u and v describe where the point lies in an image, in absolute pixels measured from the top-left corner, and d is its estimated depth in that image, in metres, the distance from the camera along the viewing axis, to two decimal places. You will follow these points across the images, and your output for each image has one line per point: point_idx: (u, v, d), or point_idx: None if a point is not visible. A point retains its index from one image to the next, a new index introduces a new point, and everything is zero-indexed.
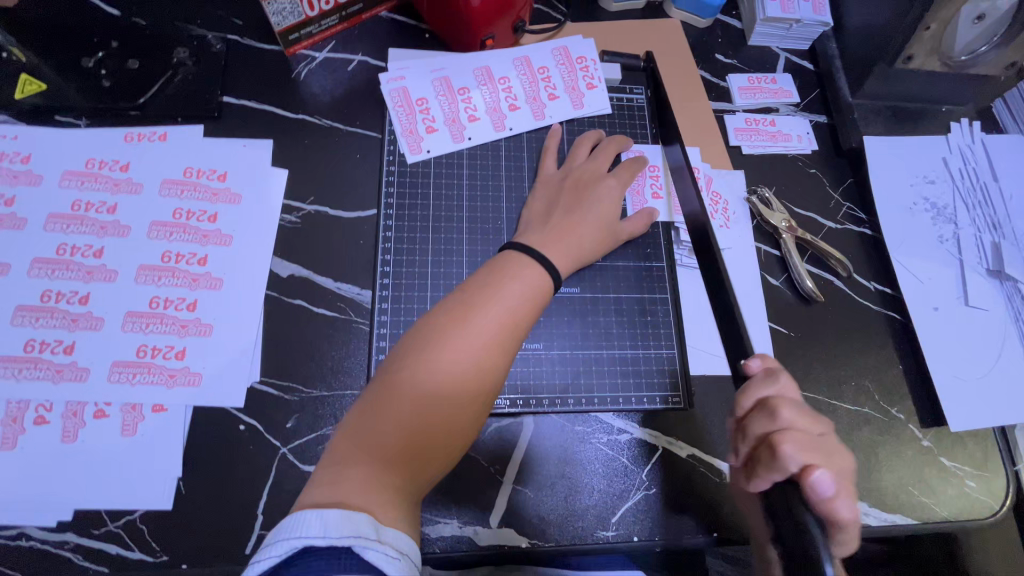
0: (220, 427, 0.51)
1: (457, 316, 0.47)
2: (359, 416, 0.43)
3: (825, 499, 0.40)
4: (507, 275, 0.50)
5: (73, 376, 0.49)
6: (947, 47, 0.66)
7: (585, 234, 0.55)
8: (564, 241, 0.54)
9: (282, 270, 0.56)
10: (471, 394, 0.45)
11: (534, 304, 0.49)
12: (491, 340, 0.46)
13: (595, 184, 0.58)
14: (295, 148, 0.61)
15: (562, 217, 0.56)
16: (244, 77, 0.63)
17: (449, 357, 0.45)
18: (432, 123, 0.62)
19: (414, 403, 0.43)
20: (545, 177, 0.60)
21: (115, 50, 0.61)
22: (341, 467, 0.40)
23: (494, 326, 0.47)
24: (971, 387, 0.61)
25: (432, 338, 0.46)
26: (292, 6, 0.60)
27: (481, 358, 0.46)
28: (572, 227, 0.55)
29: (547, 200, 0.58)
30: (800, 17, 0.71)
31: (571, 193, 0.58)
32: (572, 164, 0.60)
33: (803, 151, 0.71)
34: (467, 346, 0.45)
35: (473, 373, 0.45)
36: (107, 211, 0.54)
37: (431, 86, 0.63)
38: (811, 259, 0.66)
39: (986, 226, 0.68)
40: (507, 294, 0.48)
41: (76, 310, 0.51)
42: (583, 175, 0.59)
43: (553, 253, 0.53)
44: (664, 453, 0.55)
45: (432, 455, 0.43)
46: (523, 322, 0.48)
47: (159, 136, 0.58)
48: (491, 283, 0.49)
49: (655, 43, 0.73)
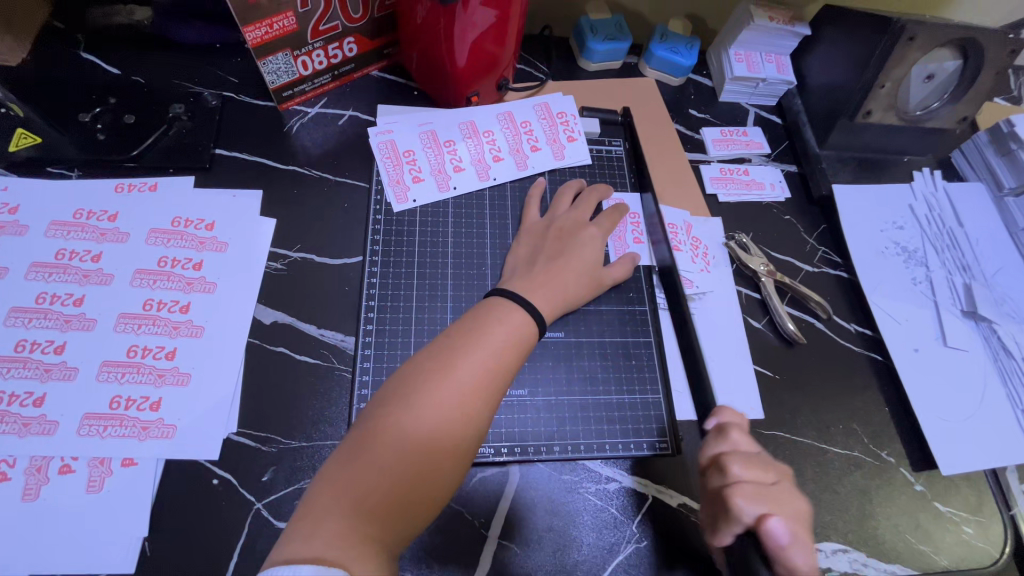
0: (192, 482, 0.48)
1: (444, 360, 0.47)
2: (339, 461, 0.42)
3: (778, 545, 0.42)
4: (494, 319, 0.50)
5: (41, 430, 0.47)
6: (901, 102, 0.72)
7: (571, 279, 0.56)
8: (551, 285, 0.55)
9: (265, 317, 0.56)
10: (456, 439, 0.44)
11: (520, 348, 0.49)
12: (477, 383, 0.46)
13: (577, 230, 0.60)
14: (284, 199, 0.63)
15: (545, 264, 0.57)
16: (237, 131, 0.65)
17: (435, 401, 0.44)
18: (418, 172, 0.64)
19: (397, 449, 0.42)
20: (529, 225, 0.62)
21: (113, 106, 0.63)
22: (317, 519, 0.38)
23: (480, 370, 0.46)
24: (958, 429, 0.61)
25: (419, 380, 0.45)
26: (286, 66, 0.63)
27: (467, 403, 0.45)
28: (557, 272, 0.56)
29: (531, 248, 0.59)
30: (765, 77, 0.77)
31: (554, 241, 0.59)
32: (555, 213, 0.62)
33: (776, 199, 0.74)
34: (454, 390, 0.45)
35: (459, 418, 0.44)
36: (91, 259, 0.54)
37: (417, 139, 0.66)
38: (791, 301, 0.67)
39: (956, 268, 0.70)
40: (494, 337, 0.49)
41: (51, 360, 0.50)
42: (566, 223, 0.61)
43: (538, 298, 0.54)
44: (654, 503, 0.53)
45: (413, 504, 0.41)
46: (508, 365, 0.48)
47: (149, 186, 0.59)
48: (478, 325, 0.49)
49: (631, 99, 0.77)
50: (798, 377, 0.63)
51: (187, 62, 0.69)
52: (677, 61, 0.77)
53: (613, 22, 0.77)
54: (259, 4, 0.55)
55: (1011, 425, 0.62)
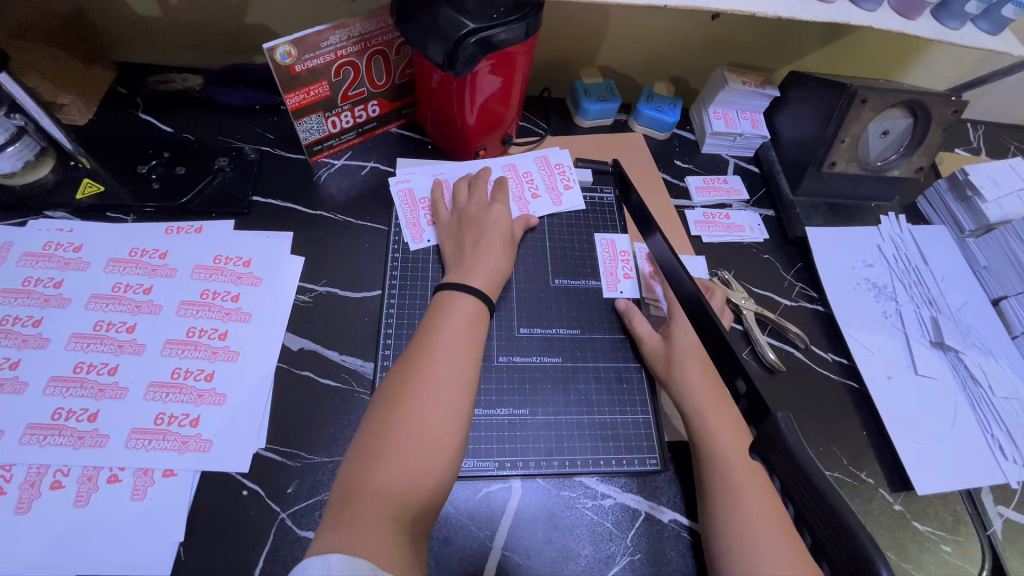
0: (224, 491, 0.53)
1: (416, 361, 0.53)
2: (351, 472, 0.46)
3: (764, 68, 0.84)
4: (450, 313, 0.57)
5: (92, 443, 0.53)
6: (861, 153, 0.80)
7: (495, 254, 0.64)
8: (483, 267, 0.63)
9: (293, 343, 0.63)
10: (445, 419, 0.50)
11: (476, 330, 0.57)
12: (449, 370, 0.52)
13: (477, 215, 0.68)
14: (312, 239, 0.70)
15: (468, 250, 0.64)
16: (272, 180, 0.74)
17: (418, 396, 0.50)
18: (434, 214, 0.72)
19: (399, 441, 0.47)
20: (444, 220, 0.69)
21: (166, 159, 0.72)
22: (348, 521, 0.43)
23: (449, 359, 0.53)
24: (932, 451, 0.65)
25: (399, 385, 0.51)
26: (318, 126, 0.72)
27: (447, 388, 0.51)
28: (475, 254, 0.64)
29: (453, 240, 0.67)
30: (741, 132, 0.86)
31: (467, 227, 0.67)
32: (458, 204, 0.70)
33: (756, 240, 0.81)
34: (434, 382, 0.51)
35: (440, 399, 0.50)
36: (143, 291, 0.62)
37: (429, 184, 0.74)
38: (771, 332, 0.73)
39: (923, 303, 0.76)
40: (453, 329, 0.56)
41: (104, 380, 0.56)
42: (474, 208, 0.69)
43: (473, 280, 0.61)
44: (646, 518, 0.57)
45: (430, 484, 0.47)
46: (473, 348, 0.55)
47: (195, 228, 0.67)
48: (435, 324, 0.56)
49: (622, 151, 0.86)
50: (693, 398, 0.60)
51: (230, 122, 0.79)
52: (662, 119, 0.86)
53: (604, 85, 0.87)
54: (300, 75, 0.65)
55: (983, 449, 0.66)
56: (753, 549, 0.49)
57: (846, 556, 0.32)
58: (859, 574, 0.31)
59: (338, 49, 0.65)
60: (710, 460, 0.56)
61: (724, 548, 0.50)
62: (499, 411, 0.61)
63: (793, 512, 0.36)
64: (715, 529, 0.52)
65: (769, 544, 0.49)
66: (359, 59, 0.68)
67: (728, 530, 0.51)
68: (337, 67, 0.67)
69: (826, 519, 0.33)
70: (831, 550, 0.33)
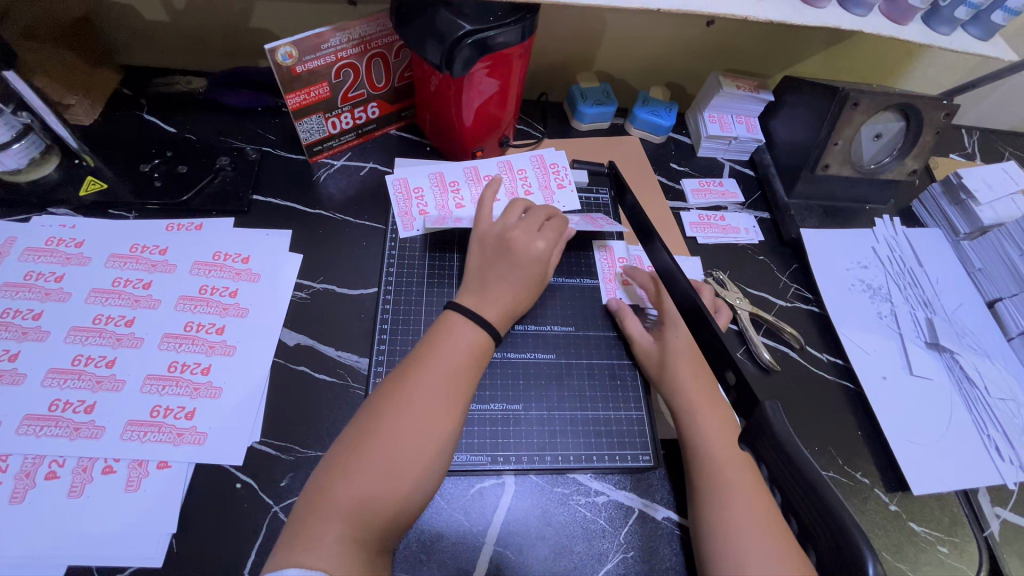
0: (218, 484, 0.54)
1: (404, 378, 0.52)
2: (322, 482, 0.47)
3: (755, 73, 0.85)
4: (451, 333, 0.56)
5: (88, 434, 0.53)
6: (855, 156, 0.81)
7: (517, 289, 0.62)
8: (500, 297, 0.60)
9: (290, 339, 0.63)
10: (422, 450, 0.49)
11: (476, 359, 0.55)
12: (436, 400, 0.51)
13: (520, 239, 0.63)
14: (311, 237, 0.71)
15: (495, 278, 0.61)
16: (273, 179, 0.75)
17: (400, 421, 0.49)
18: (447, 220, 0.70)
19: (374, 457, 0.47)
20: (484, 235, 0.65)
21: (168, 158, 0.73)
22: (308, 535, 0.43)
23: (439, 387, 0.52)
24: (927, 450, 0.65)
25: (383, 404, 0.50)
26: (319, 126, 0.74)
27: (430, 420, 0.50)
28: (496, 285, 0.61)
29: (480, 259, 0.63)
30: (736, 135, 0.87)
31: (501, 251, 0.63)
32: (507, 221, 0.65)
33: (751, 242, 0.82)
34: (419, 410, 0.50)
35: (423, 429, 0.49)
36: (142, 286, 0.62)
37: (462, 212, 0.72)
38: (766, 332, 0.73)
39: (918, 304, 0.76)
40: (449, 355, 0.54)
41: (102, 373, 0.56)
42: (517, 233, 0.63)
43: (487, 311, 0.59)
44: (639, 515, 0.57)
45: (390, 515, 0.46)
46: (468, 375, 0.54)
47: (196, 225, 0.68)
48: (432, 346, 0.55)
49: (618, 154, 0.87)
50: (681, 398, 0.60)
51: (233, 122, 0.80)
52: (659, 122, 0.87)
53: (601, 90, 0.89)
54: (300, 76, 0.66)
55: (979, 450, 0.66)
56: (740, 549, 0.48)
57: (832, 542, 0.33)
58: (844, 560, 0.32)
59: (338, 51, 0.67)
60: (701, 460, 0.56)
61: (712, 547, 0.50)
62: (493, 406, 0.61)
63: (781, 500, 0.36)
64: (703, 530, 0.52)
65: (756, 545, 0.48)
66: (359, 61, 0.70)
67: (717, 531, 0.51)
68: (337, 69, 0.69)
69: (813, 506, 0.34)
70: (817, 535, 0.34)
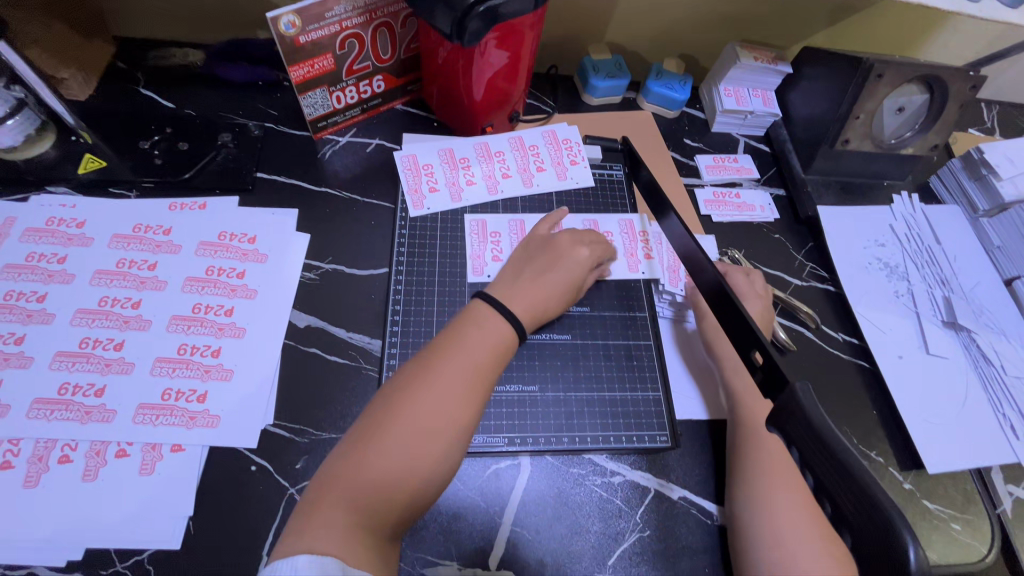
0: (233, 467, 0.53)
1: (425, 369, 0.51)
2: (334, 469, 0.46)
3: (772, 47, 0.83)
4: (476, 326, 0.55)
5: (100, 417, 0.52)
6: (876, 132, 0.79)
7: (552, 290, 0.60)
8: (528, 293, 0.59)
9: (300, 320, 0.62)
10: (438, 442, 0.48)
11: (500, 353, 0.54)
12: (456, 393, 0.50)
13: (568, 244, 0.64)
14: (317, 216, 0.69)
15: (529, 274, 0.61)
16: (276, 157, 0.73)
17: (418, 409, 0.48)
18: (483, 266, 0.67)
19: (387, 448, 0.46)
20: (534, 235, 0.66)
21: (168, 135, 0.71)
22: (321, 518, 0.43)
23: (460, 379, 0.51)
24: (943, 430, 0.65)
25: (402, 393, 0.49)
26: (323, 101, 0.71)
27: (448, 413, 0.49)
28: (532, 278, 0.60)
29: (522, 254, 0.64)
30: (752, 110, 0.84)
31: (544, 248, 0.64)
32: (555, 230, 0.66)
33: (766, 220, 0.80)
34: (437, 400, 0.49)
35: (440, 421, 0.48)
36: (148, 267, 0.61)
37: (506, 224, 0.70)
38: (782, 312, 0.73)
39: (936, 282, 0.75)
40: (472, 348, 0.53)
41: (110, 356, 0.55)
42: (563, 238, 0.64)
43: (515, 304, 0.57)
44: (655, 495, 0.57)
45: (400, 505, 0.46)
46: (491, 369, 0.53)
47: (199, 205, 0.66)
48: (457, 338, 0.53)
49: (631, 129, 0.84)
50: (749, 403, 0.60)
51: (233, 97, 0.78)
52: (672, 96, 0.85)
53: (613, 62, 0.86)
54: (304, 47, 0.64)
55: (995, 429, 0.65)
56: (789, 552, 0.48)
57: (868, 522, 0.31)
58: (885, 544, 0.30)
59: (343, 20, 0.64)
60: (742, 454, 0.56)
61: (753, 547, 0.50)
62: (508, 388, 0.60)
63: (813, 482, 0.35)
64: (746, 524, 0.52)
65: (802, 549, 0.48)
66: (365, 31, 0.67)
67: (767, 528, 0.50)
68: (342, 39, 0.66)
69: (847, 487, 0.33)
70: (853, 521, 0.33)
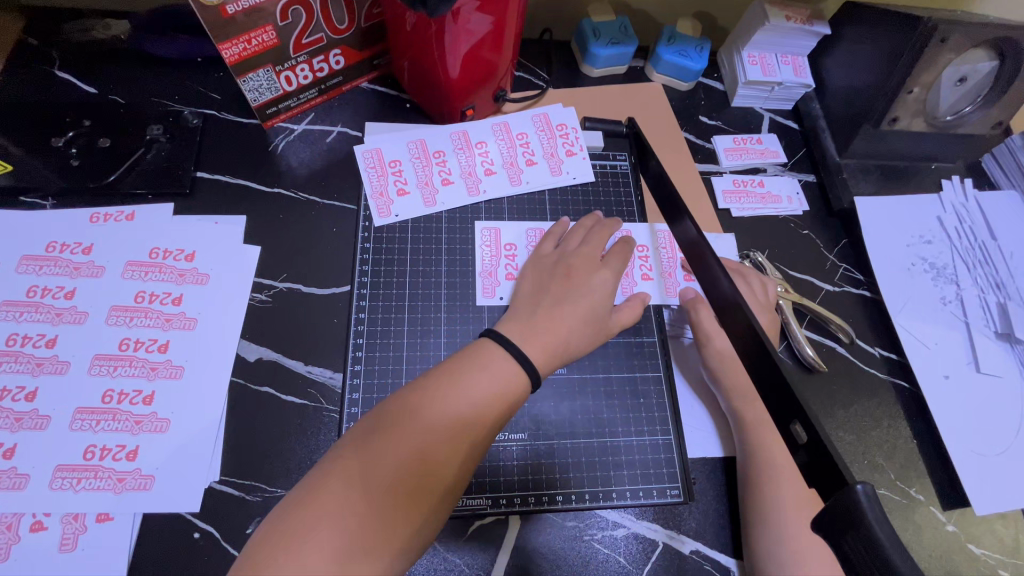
0: (173, 535, 0.46)
1: (417, 406, 0.42)
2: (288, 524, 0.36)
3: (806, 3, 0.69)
4: (484, 359, 0.44)
5: (10, 485, 0.44)
6: (930, 107, 0.67)
7: (566, 329, 0.49)
8: (544, 331, 0.48)
9: (249, 354, 0.53)
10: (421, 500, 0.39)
11: (509, 397, 0.44)
12: (452, 438, 0.41)
13: (587, 272, 0.53)
14: (270, 223, 0.59)
15: (545, 306, 0.50)
16: (218, 151, 0.62)
17: (402, 452, 0.39)
18: (495, 285, 0.58)
19: (360, 501, 0.37)
20: (541, 256, 0.57)
21: (87, 129, 0.60)
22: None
23: (457, 422, 0.41)
24: (994, 462, 0.57)
25: (384, 435, 0.40)
26: (269, 82, 0.59)
27: (438, 465, 0.40)
28: (550, 312, 0.49)
29: (533, 286, 0.53)
30: (781, 81, 0.71)
31: (558, 276, 0.53)
32: (567, 248, 0.56)
33: (794, 213, 0.69)
34: (426, 449, 0.40)
35: (427, 474, 0.39)
36: (65, 296, 0.52)
37: (524, 234, 0.61)
38: (810, 324, 0.63)
39: (989, 286, 0.65)
40: (477, 387, 0.43)
41: (21, 408, 0.47)
42: (578, 262, 0.54)
43: (529, 343, 0.47)
44: (663, 550, 0.50)
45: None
46: (495, 417, 0.43)
47: (126, 215, 0.56)
48: (458, 374, 0.43)
49: (637, 107, 0.72)
50: (769, 441, 0.51)
51: (166, 78, 0.65)
52: (687, 65, 0.72)
53: (617, 24, 0.72)
54: (234, 19, 0.51)
55: None
56: None
57: None
58: None
59: None
60: (762, 508, 0.48)
61: None
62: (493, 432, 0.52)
63: None
64: None
65: None
66: None
67: None
68: (284, 7, 0.53)
69: None
70: None
